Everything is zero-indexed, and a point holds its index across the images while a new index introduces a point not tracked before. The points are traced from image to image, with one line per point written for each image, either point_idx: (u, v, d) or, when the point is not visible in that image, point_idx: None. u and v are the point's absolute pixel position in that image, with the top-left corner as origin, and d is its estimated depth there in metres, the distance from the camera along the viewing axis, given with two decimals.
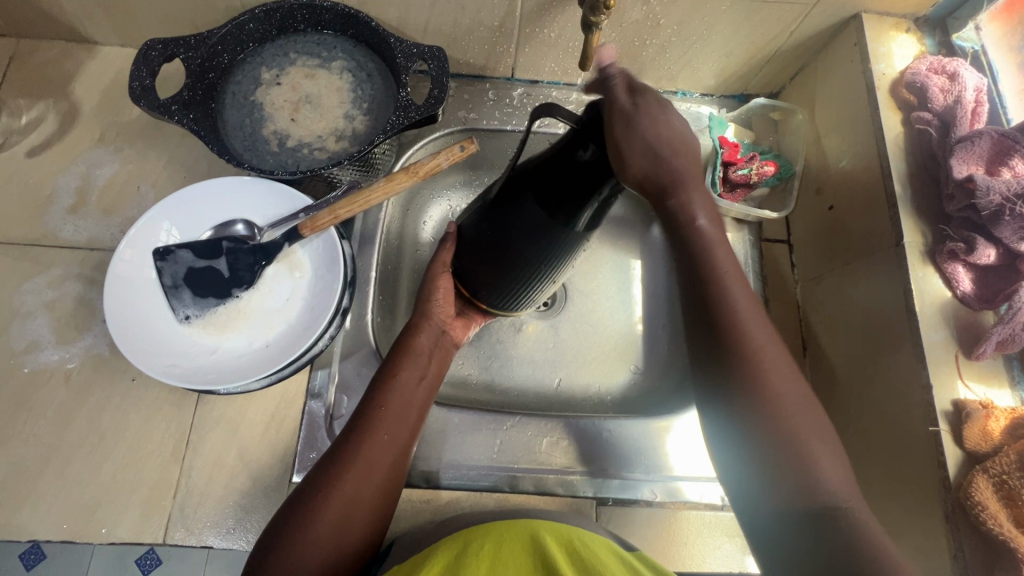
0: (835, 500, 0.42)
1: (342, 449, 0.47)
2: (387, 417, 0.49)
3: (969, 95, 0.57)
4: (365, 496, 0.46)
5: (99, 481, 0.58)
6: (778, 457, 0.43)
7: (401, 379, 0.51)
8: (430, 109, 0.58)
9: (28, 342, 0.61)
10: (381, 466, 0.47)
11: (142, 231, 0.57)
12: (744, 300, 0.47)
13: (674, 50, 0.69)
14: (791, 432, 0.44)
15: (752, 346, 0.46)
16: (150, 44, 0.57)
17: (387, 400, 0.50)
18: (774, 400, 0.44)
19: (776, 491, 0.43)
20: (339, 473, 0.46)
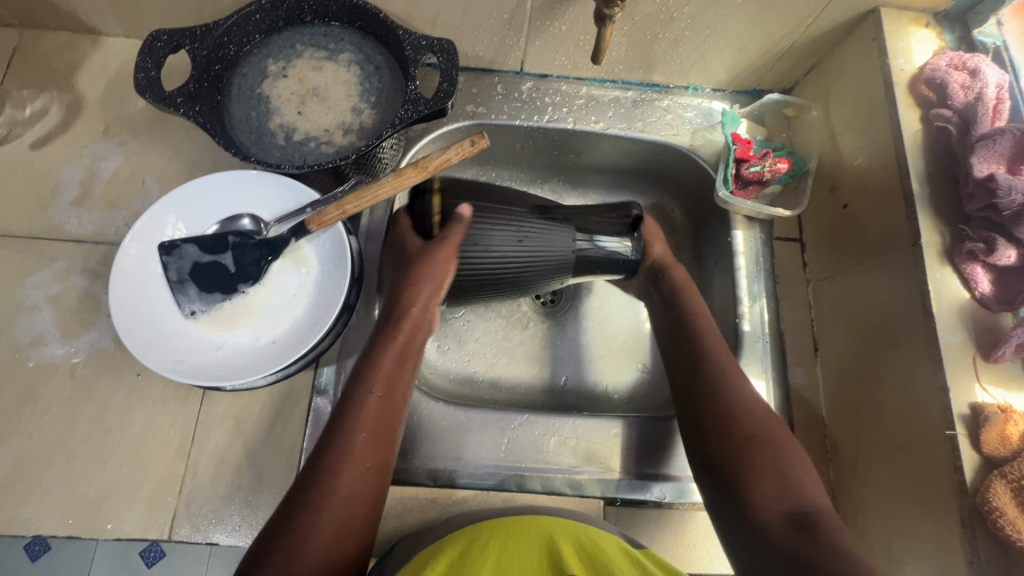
0: (812, 503, 0.47)
1: (313, 485, 0.45)
2: (360, 446, 0.47)
3: (991, 91, 0.55)
4: (340, 530, 0.45)
5: (104, 476, 0.58)
6: (757, 464, 0.49)
7: (370, 400, 0.49)
8: (440, 103, 0.57)
9: (33, 336, 0.61)
10: (359, 499, 0.46)
11: (147, 226, 0.57)
12: (709, 334, 0.58)
13: (686, 44, 0.68)
14: (765, 440, 0.50)
15: (721, 369, 0.55)
16: (155, 35, 0.56)
17: (359, 429, 0.48)
18: (744, 411, 0.52)
19: (766, 500, 0.47)
20: (315, 513, 0.44)
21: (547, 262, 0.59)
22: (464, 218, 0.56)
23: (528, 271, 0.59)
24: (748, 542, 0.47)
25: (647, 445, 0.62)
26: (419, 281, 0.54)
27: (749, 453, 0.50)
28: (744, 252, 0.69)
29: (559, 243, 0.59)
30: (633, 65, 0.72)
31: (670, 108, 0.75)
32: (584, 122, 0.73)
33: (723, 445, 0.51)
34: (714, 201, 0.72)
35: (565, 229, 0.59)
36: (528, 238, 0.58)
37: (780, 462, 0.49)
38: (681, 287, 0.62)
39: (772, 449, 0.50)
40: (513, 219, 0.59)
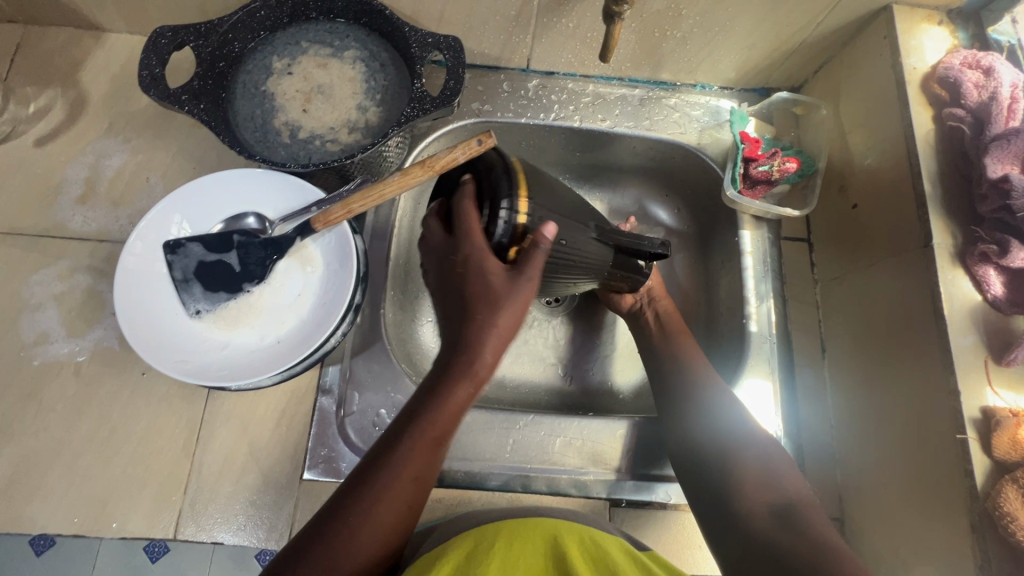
0: (794, 500, 0.49)
1: (352, 520, 0.42)
2: (404, 485, 0.43)
3: (1006, 91, 0.55)
4: (373, 561, 0.42)
5: (109, 475, 0.57)
6: (738, 467, 0.52)
7: (424, 440, 0.43)
8: (446, 101, 0.57)
9: (38, 334, 0.60)
10: (395, 531, 0.43)
11: (152, 224, 0.56)
12: (692, 349, 0.61)
13: (695, 41, 0.67)
14: (744, 446, 0.53)
15: (702, 379, 0.58)
16: (159, 31, 0.55)
17: (404, 471, 0.42)
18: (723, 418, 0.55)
19: (747, 500, 0.50)
20: (346, 547, 0.41)
21: (586, 273, 0.56)
22: (546, 236, 0.45)
23: (566, 280, 0.56)
24: (734, 540, 0.49)
25: (653, 447, 0.62)
26: (489, 309, 0.42)
27: (729, 458, 0.52)
28: (752, 252, 0.69)
29: (602, 261, 0.56)
30: (641, 62, 0.71)
31: (678, 106, 0.74)
32: (590, 121, 0.72)
33: (706, 451, 0.54)
34: (721, 201, 0.72)
35: (611, 249, 0.56)
36: (584, 253, 0.53)
37: (759, 465, 0.51)
38: (665, 317, 0.63)
39: (750, 453, 0.52)
40: (578, 238, 0.53)
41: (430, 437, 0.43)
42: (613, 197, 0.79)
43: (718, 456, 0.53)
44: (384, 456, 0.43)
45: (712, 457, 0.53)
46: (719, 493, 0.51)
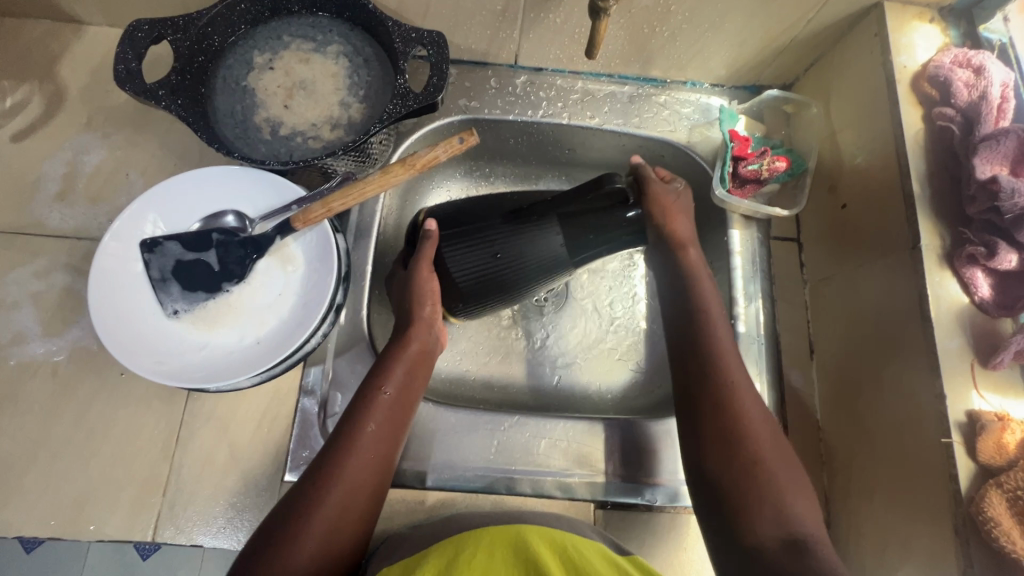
0: (810, 536, 0.43)
1: (321, 472, 0.46)
2: (366, 440, 0.48)
3: (996, 90, 0.54)
4: (345, 519, 0.45)
5: (86, 477, 0.57)
6: (758, 492, 0.45)
7: (379, 401, 0.50)
8: (430, 98, 0.56)
9: (14, 333, 0.59)
10: (360, 491, 0.47)
11: (129, 223, 0.55)
12: (722, 336, 0.54)
13: (684, 38, 0.66)
14: (769, 465, 0.46)
15: (726, 385, 0.50)
16: (136, 25, 0.54)
17: (367, 423, 0.49)
18: (748, 432, 0.48)
19: (762, 528, 0.44)
20: (319, 501, 0.45)
21: (535, 263, 0.56)
22: (432, 234, 0.56)
23: (519, 273, 0.56)
24: (733, 563, 0.44)
25: (638, 447, 0.62)
26: (419, 292, 0.55)
27: (752, 481, 0.46)
28: (741, 252, 0.68)
29: (543, 244, 0.55)
30: (630, 59, 0.70)
31: (667, 104, 0.73)
32: (579, 118, 0.71)
33: (725, 467, 0.47)
34: (710, 199, 0.71)
35: (552, 228, 0.54)
36: (511, 246, 0.55)
37: (780, 492, 0.45)
38: (692, 269, 0.58)
39: (774, 474, 0.46)
40: (490, 232, 0.56)
41: (383, 398, 0.51)
42: None
43: (738, 475, 0.46)
44: (349, 414, 0.50)
45: (730, 477, 0.46)
46: (726, 514, 0.46)
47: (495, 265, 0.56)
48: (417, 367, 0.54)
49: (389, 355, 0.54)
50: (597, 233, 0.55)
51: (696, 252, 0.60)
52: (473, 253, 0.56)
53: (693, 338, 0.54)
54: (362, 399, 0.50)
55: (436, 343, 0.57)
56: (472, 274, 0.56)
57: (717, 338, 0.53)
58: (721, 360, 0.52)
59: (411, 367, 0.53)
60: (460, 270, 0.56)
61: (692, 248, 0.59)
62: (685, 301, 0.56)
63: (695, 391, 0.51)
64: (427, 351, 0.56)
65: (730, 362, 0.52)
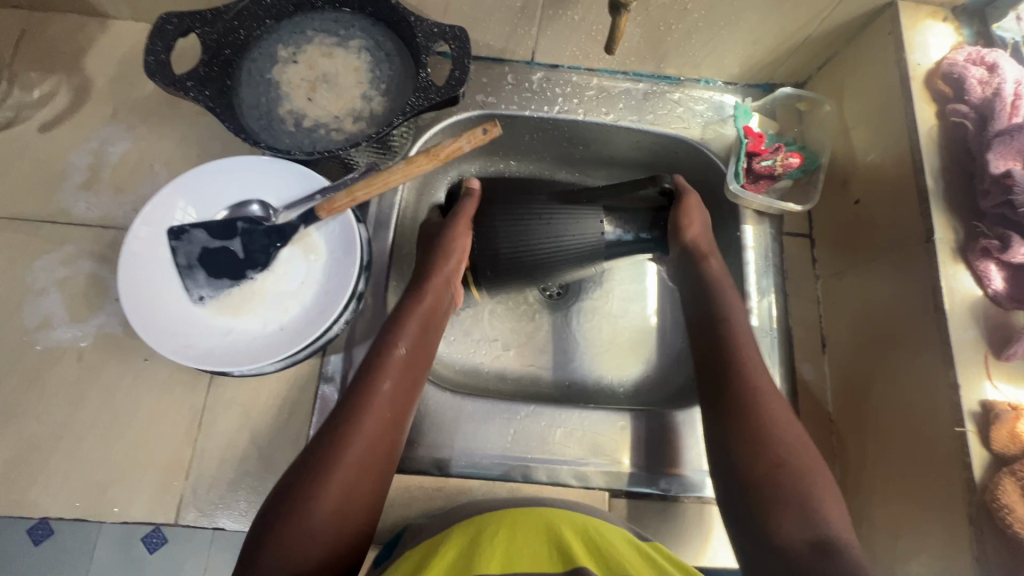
0: (838, 537, 0.44)
1: (339, 430, 0.47)
2: (382, 397, 0.50)
3: (1009, 87, 0.55)
4: (362, 469, 0.47)
5: (112, 460, 0.58)
6: (786, 491, 0.46)
7: (394, 358, 0.52)
8: (452, 91, 0.57)
9: (41, 319, 0.61)
10: (377, 447, 0.48)
11: (158, 209, 0.57)
12: (745, 344, 0.55)
13: (699, 36, 0.67)
14: (796, 466, 0.47)
15: (750, 386, 0.52)
16: (166, 17, 0.55)
17: (383, 381, 0.50)
18: (775, 432, 0.49)
19: (790, 526, 0.44)
20: (339, 456, 0.46)
21: (573, 246, 0.60)
22: (475, 190, 0.63)
23: (555, 259, 0.60)
24: (757, 551, 0.45)
25: (649, 438, 0.63)
26: (444, 251, 0.58)
27: (780, 482, 0.46)
28: (755, 246, 0.69)
29: (585, 233, 0.59)
30: (645, 56, 0.71)
31: (681, 101, 0.74)
32: (594, 114, 0.72)
33: (752, 463, 0.48)
34: (724, 194, 0.72)
35: (595, 219, 0.60)
36: (554, 226, 0.60)
37: (808, 495, 0.45)
38: (715, 279, 0.59)
39: (801, 474, 0.47)
40: (536, 209, 0.61)
41: (397, 354, 0.52)
42: None
43: (765, 473, 0.47)
44: (364, 370, 0.51)
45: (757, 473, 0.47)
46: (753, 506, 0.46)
47: (529, 240, 0.60)
48: (430, 324, 0.56)
49: (402, 313, 0.55)
50: (633, 228, 0.61)
51: (717, 262, 0.61)
52: (512, 223, 0.61)
53: (718, 347, 0.55)
54: (378, 356, 0.52)
55: (448, 301, 0.59)
56: (504, 242, 0.60)
57: (741, 345, 0.54)
58: (746, 366, 0.53)
59: (423, 325, 0.55)
60: (498, 235, 0.60)
61: (711, 258, 0.60)
62: (708, 308, 0.58)
63: (722, 388, 0.52)
64: (439, 310, 0.58)
65: (750, 364, 0.53)
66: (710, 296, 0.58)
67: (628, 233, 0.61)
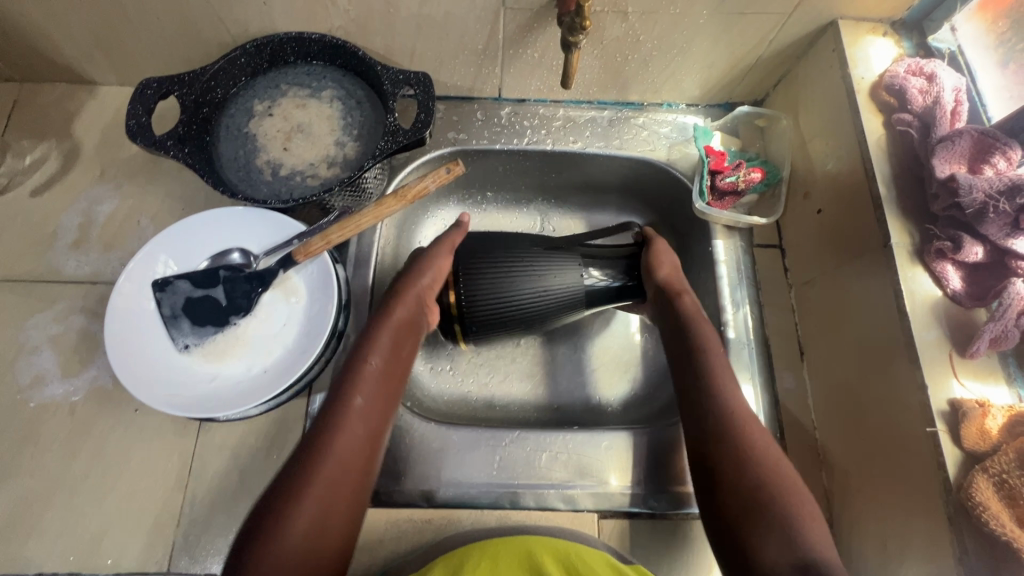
0: (818, 557, 0.44)
1: (311, 447, 0.48)
2: (354, 413, 0.51)
3: (948, 95, 0.58)
4: (332, 492, 0.47)
5: (104, 512, 0.59)
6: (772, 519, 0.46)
7: (366, 372, 0.53)
8: (418, 133, 0.60)
9: (34, 376, 0.62)
10: (351, 465, 0.49)
11: (141, 265, 0.59)
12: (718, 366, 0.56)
13: (656, 63, 0.70)
14: (777, 489, 0.47)
15: (723, 403, 0.53)
16: (146, 83, 0.59)
17: (355, 396, 0.52)
18: (755, 453, 0.50)
19: (774, 549, 0.45)
20: (310, 474, 0.47)
21: (556, 300, 0.64)
22: (463, 224, 0.65)
23: (541, 308, 0.64)
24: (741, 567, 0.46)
25: (637, 454, 0.63)
26: (424, 265, 0.61)
27: (761, 508, 0.47)
28: (726, 260, 0.71)
29: (567, 278, 0.64)
30: (607, 86, 0.74)
31: (645, 125, 0.77)
32: (562, 143, 0.75)
33: (735, 485, 0.49)
34: (693, 213, 0.74)
35: (574, 269, 0.64)
36: (538, 274, 0.63)
37: (787, 518, 0.46)
38: (691, 313, 0.60)
39: (787, 499, 0.47)
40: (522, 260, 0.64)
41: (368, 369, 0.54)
42: (593, 214, 0.82)
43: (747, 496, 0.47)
44: (336, 386, 0.53)
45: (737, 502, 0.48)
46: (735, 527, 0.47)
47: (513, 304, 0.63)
48: (404, 335, 0.58)
49: (375, 328, 0.57)
50: (609, 277, 0.66)
51: (692, 299, 0.61)
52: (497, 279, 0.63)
53: (693, 374, 0.56)
54: (351, 372, 0.53)
55: (425, 315, 0.60)
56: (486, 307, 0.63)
57: (716, 368, 0.55)
58: (720, 392, 0.54)
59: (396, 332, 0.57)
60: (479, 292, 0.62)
61: (686, 295, 0.61)
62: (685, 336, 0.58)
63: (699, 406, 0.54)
64: (414, 324, 0.59)
65: (723, 385, 0.54)
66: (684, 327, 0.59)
67: (606, 281, 0.65)
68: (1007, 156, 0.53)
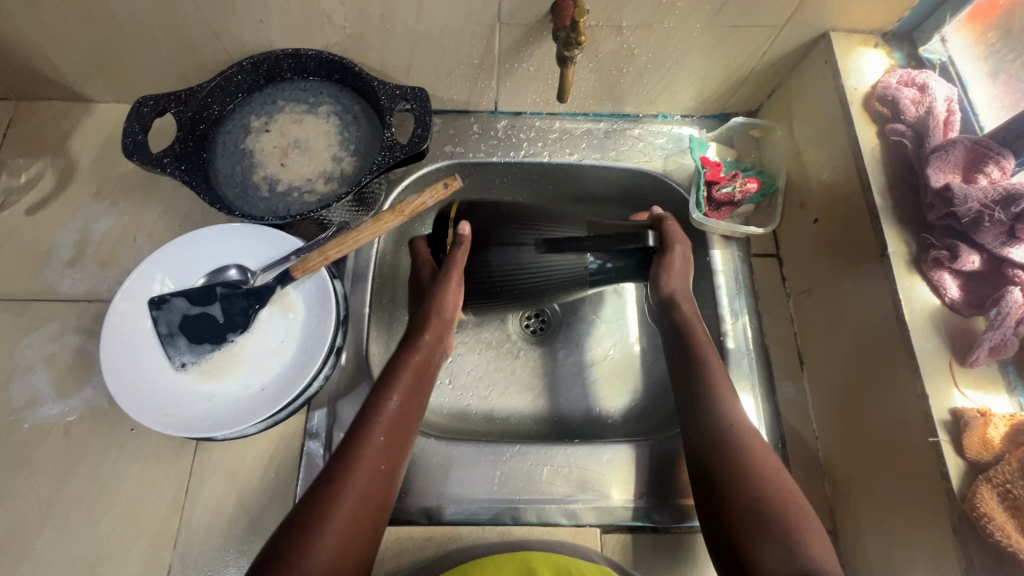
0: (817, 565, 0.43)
1: (331, 484, 0.47)
2: (376, 450, 0.50)
3: (940, 106, 0.58)
4: (352, 527, 0.46)
5: (99, 534, 0.58)
6: (767, 528, 0.45)
7: (387, 413, 0.53)
8: (415, 147, 0.60)
9: (27, 398, 0.62)
10: (371, 500, 0.48)
11: (137, 283, 0.59)
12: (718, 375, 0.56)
13: (651, 75, 0.70)
14: (778, 500, 0.47)
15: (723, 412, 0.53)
16: (143, 101, 0.59)
17: (377, 433, 0.51)
18: (755, 467, 0.49)
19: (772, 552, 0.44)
20: (331, 512, 0.46)
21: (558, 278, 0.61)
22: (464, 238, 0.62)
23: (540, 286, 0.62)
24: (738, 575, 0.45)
25: (640, 468, 0.63)
26: (438, 304, 0.60)
27: (757, 514, 0.46)
28: (724, 270, 0.71)
29: (567, 262, 0.60)
30: (603, 98, 0.75)
31: (641, 136, 0.78)
32: (559, 155, 0.76)
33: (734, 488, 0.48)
34: (690, 223, 0.74)
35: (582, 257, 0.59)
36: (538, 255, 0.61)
37: (785, 522, 0.46)
38: (688, 322, 0.61)
39: (786, 510, 0.46)
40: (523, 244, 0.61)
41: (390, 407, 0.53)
42: None
43: (747, 500, 0.47)
44: (359, 422, 0.52)
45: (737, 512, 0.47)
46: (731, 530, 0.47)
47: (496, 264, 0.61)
48: (424, 373, 0.58)
49: (396, 366, 0.57)
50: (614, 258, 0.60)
51: (691, 308, 0.62)
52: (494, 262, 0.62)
53: (695, 390, 0.56)
54: (373, 407, 0.53)
55: (439, 354, 0.60)
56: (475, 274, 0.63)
57: (716, 377, 0.56)
58: (721, 400, 0.54)
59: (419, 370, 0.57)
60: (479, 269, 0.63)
61: (686, 304, 0.61)
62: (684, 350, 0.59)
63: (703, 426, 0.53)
64: (432, 362, 0.59)
65: (722, 395, 0.54)
66: (685, 341, 0.59)
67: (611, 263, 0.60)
68: (1000, 165, 0.54)
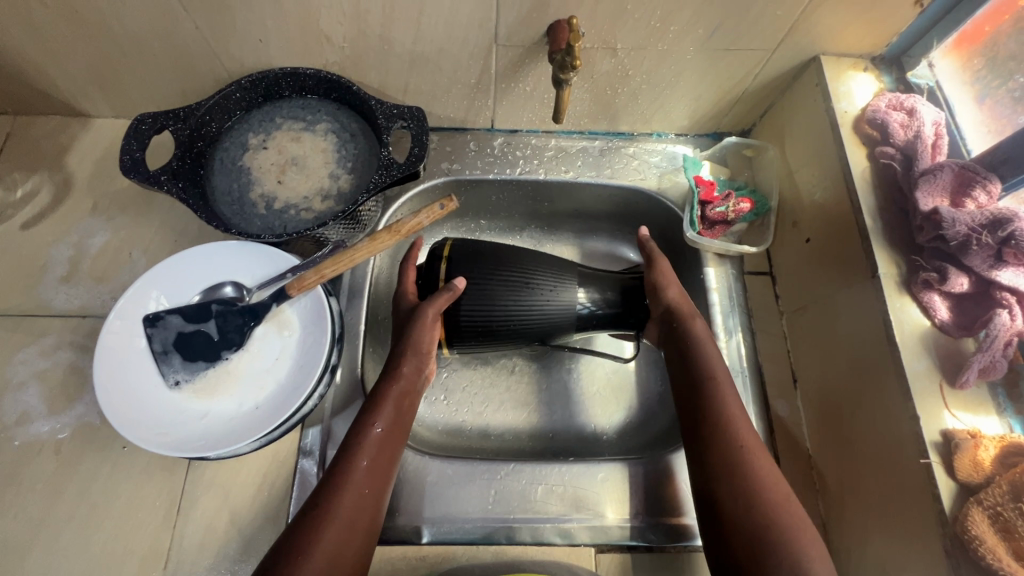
0: None
1: (319, 509, 0.47)
2: (361, 475, 0.50)
3: (928, 129, 0.60)
4: (338, 551, 0.46)
5: (89, 554, 0.57)
6: (773, 556, 0.45)
7: (371, 436, 0.53)
8: (412, 166, 0.61)
9: (19, 414, 0.61)
10: (357, 523, 0.48)
11: (132, 300, 0.59)
12: (726, 392, 0.55)
13: (645, 96, 0.72)
14: (782, 527, 0.47)
15: (733, 431, 0.52)
16: (141, 119, 0.60)
17: (361, 458, 0.51)
18: (765, 493, 0.48)
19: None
20: (319, 537, 0.46)
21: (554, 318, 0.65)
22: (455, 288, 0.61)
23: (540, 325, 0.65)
24: None
25: (634, 486, 0.63)
26: (418, 341, 0.58)
27: (761, 538, 0.46)
28: (718, 288, 0.71)
29: (558, 306, 0.64)
30: (598, 117, 0.75)
31: (636, 154, 0.79)
32: (554, 173, 0.77)
33: (743, 513, 0.48)
34: (684, 241, 0.75)
35: (571, 286, 0.65)
36: (536, 295, 0.64)
37: (791, 547, 0.46)
38: (698, 338, 0.60)
39: (792, 536, 0.46)
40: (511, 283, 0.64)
41: (374, 433, 0.53)
42: (586, 241, 0.82)
43: (756, 526, 0.47)
44: (343, 449, 0.52)
45: (743, 537, 0.47)
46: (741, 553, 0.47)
47: (508, 307, 0.63)
48: (407, 400, 0.57)
49: (378, 392, 0.56)
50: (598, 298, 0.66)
51: (700, 322, 0.62)
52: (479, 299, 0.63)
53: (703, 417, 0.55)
54: (355, 434, 0.53)
55: (422, 381, 0.60)
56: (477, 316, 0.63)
57: (723, 394, 0.55)
58: (730, 420, 0.53)
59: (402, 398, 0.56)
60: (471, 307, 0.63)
61: (693, 320, 0.61)
62: (691, 365, 0.58)
63: (709, 445, 0.52)
64: (416, 389, 0.59)
65: (730, 413, 0.54)
66: (692, 356, 0.59)
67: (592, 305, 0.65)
68: (987, 190, 0.55)
